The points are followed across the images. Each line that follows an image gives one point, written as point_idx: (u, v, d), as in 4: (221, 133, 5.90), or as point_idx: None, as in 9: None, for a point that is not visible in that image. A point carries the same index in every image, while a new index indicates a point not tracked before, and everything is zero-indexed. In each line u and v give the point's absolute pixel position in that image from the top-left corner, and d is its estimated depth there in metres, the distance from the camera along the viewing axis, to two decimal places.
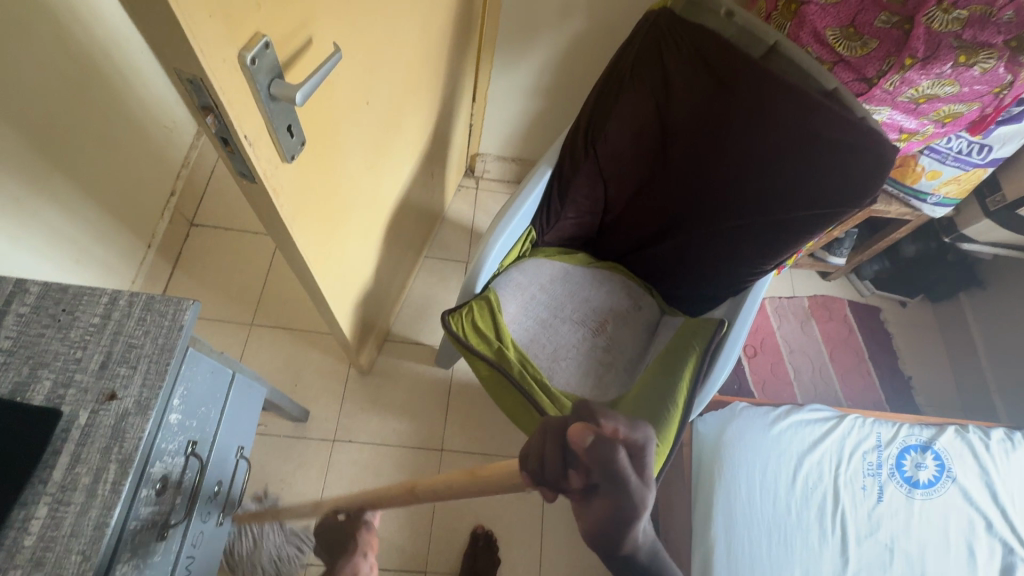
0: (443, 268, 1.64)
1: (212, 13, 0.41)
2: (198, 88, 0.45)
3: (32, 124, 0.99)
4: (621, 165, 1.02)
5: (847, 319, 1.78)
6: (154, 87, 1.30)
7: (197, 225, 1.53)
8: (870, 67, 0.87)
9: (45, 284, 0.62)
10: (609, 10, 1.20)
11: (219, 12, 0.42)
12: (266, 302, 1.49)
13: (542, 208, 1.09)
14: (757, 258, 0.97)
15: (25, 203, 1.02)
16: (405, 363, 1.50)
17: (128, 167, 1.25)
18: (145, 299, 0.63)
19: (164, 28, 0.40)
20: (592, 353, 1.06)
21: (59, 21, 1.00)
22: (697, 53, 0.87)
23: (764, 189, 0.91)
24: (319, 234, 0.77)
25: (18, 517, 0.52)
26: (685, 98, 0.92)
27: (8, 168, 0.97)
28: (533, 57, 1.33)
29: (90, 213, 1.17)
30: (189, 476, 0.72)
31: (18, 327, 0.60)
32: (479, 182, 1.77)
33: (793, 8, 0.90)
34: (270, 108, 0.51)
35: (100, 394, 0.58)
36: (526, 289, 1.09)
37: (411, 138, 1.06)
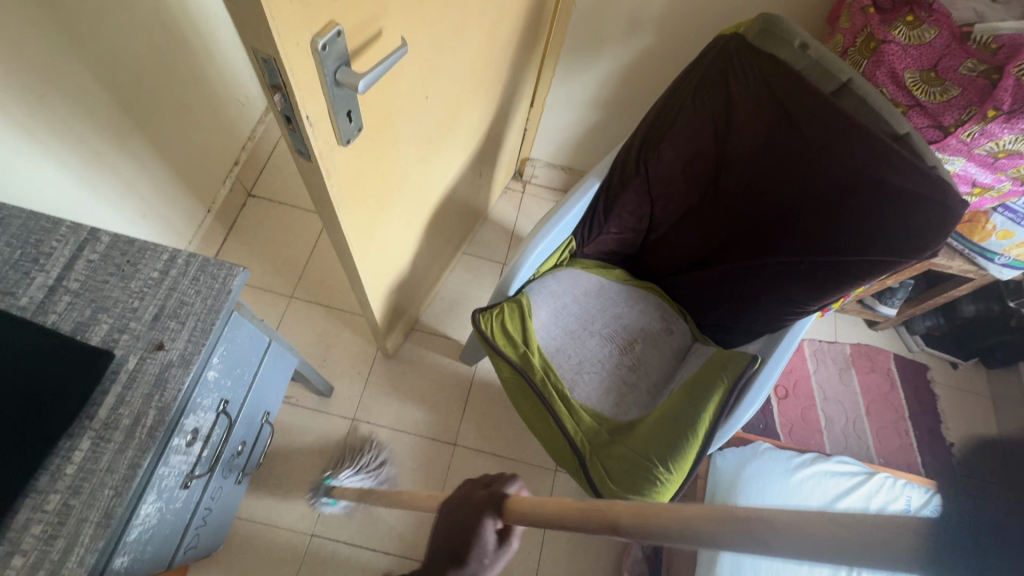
0: (479, 266, 1.66)
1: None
2: (270, 67, 0.48)
3: (120, 85, 1.06)
4: (672, 185, 1.00)
5: (890, 373, 1.70)
6: (233, 62, 1.37)
7: (254, 196, 1.61)
8: (948, 114, 0.84)
9: (115, 235, 0.67)
10: (677, 30, 1.19)
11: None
12: (307, 277, 1.54)
13: (585, 219, 1.09)
14: (801, 299, 0.94)
15: (105, 157, 1.09)
16: (431, 354, 1.52)
17: (200, 134, 1.33)
18: (200, 260, 0.67)
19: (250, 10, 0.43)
20: (617, 370, 1.05)
21: None
22: (764, 82, 0.86)
23: (818, 229, 0.88)
24: (365, 218, 0.79)
25: (64, 446, 0.57)
26: (745, 126, 0.90)
27: (95, 122, 1.04)
28: (595, 69, 1.33)
29: (160, 173, 1.24)
30: (218, 432, 0.75)
31: (86, 273, 0.64)
32: (526, 186, 1.78)
33: (872, 45, 0.87)
34: (333, 93, 0.53)
35: (150, 343, 0.62)
36: (560, 297, 1.09)
37: (465, 135, 1.08)
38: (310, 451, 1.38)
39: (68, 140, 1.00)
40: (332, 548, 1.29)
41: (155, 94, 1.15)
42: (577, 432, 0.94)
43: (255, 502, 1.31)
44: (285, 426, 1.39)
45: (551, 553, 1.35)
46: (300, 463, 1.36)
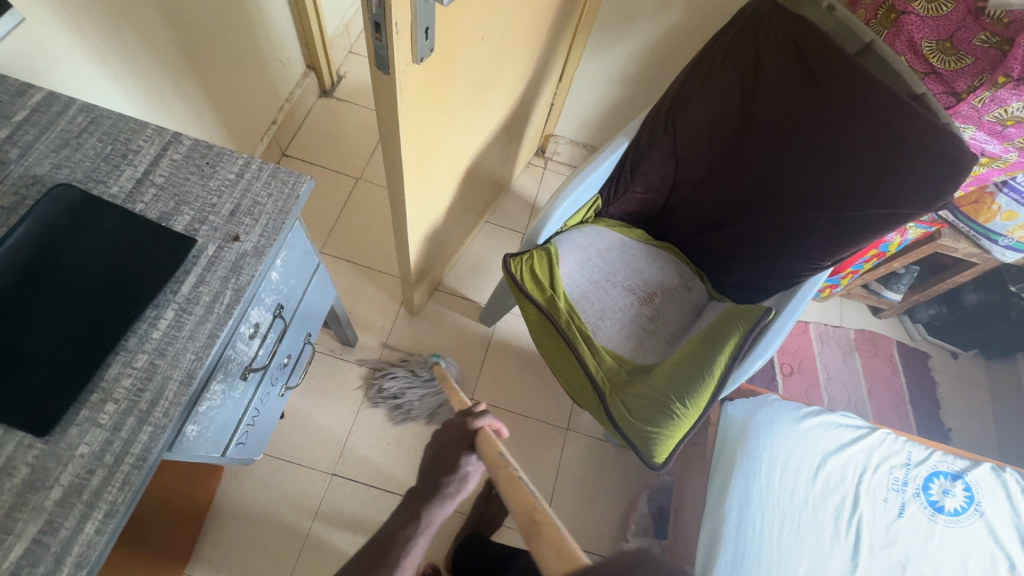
0: (500, 234, 1.72)
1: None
2: None
3: (184, 30, 1.13)
4: (697, 145, 1.07)
5: (892, 359, 1.75)
6: (279, 23, 1.45)
7: (288, 155, 1.68)
8: (961, 81, 0.91)
9: (196, 140, 0.73)
10: (708, 7, 1.25)
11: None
12: (337, 234, 1.61)
13: (613, 177, 1.15)
14: (815, 254, 1.00)
15: (163, 95, 1.16)
16: (451, 313, 1.58)
17: (244, 89, 1.39)
18: (271, 168, 0.73)
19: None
20: (637, 319, 1.11)
21: None
22: (793, 43, 0.92)
23: (836, 186, 0.94)
24: (418, 147, 0.85)
25: (150, 314, 0.63)
26: (773, 86, 0.96)
27: (158, 62, 1.11)
28: (624, 44, 1.40)
29: (208, 120, 1.31)
30: (273, 336, 0.81)
31: (170, 170, 0.70)
32: (548, 162, 1.85)
33: (893, 16, 0.93)
34: (420, 6, 0.60)
35: (226, 235, 0.68)
36: (585, 249, 1.15)
37: (504, 92, 1.15)
38: (333, 397, 1.43)
39: (132, 75, 1.06)
40: (351, 488, 1.35)
41: (210, 44, 1.22)
42: (598, 370, 1.00)
43: (279, 441, 1.37)
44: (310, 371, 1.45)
45: (559, 506, 1.40)
46: (321, 408, 1.42)
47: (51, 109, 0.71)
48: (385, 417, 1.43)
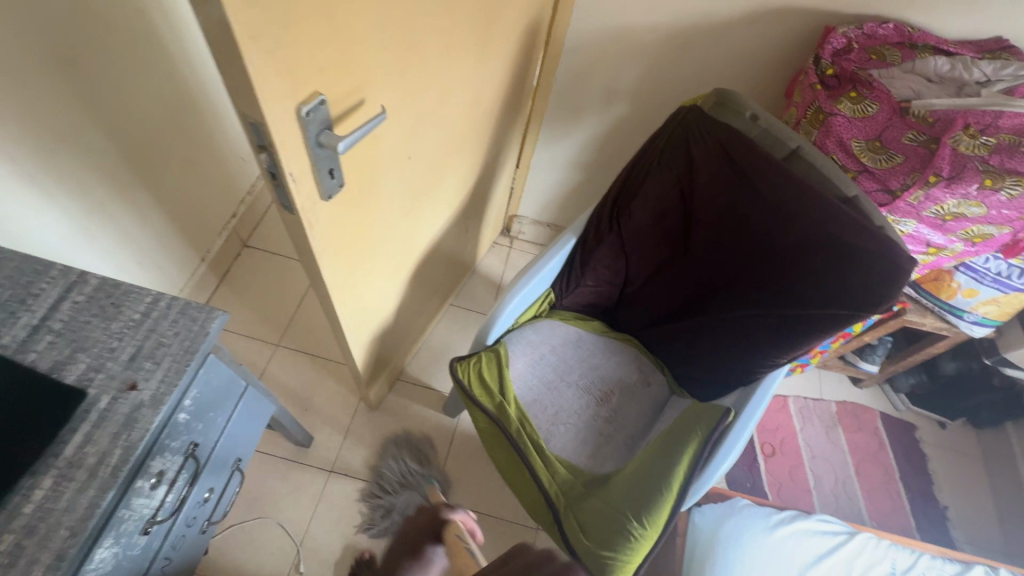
0: (465, 317, 1.68)
1: (279, 74, 0.50)
2: (258, 131, 0.55)
3: (131, 145, 1.14)
4: (643, 241, 1.05)
5: (878, 432, 1.68)
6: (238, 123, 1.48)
7: (249, 246, 1.66)
8: (894, 179, 0.89)
9: (103, 278, 0.70)
10: (652, 102, 1.28)
11: (285, 70, 0.51)
12: (296, 326, 1.57)
13: (563, 272, 1.14)
14: (770, 351, 0.97)
15: (107, 206, 1.14)
16: (414, 405, 1.52)
17: (199, 190, 1.39)
18: (182, 303, 0.70)
19: (235, 71, 0.48)
20: (594, 422, 1.05)
21: (173, 66, 1.19)
22: (721, 147, 0.90)
23: (783, 285, 0.92)
24: (345, 265, 0.83)
25: (24, 484, 0.57)
26: (708, 187, 0.94)
27: (99, 176, 1.10)
28: (575, 136, 1.42)
29: (160, 223, 1.29)
30: (185, 477, 0.75)
31: (71, 313, 0.67)
32: (513, 242, 1.84)
33: (821, 117, 0.94)
34: (316, 153, 0.60)
35: (123, 383, 0.64)
36: (538, 347, 1.10)
37: (450, 190, 1.14)
38: (284, 503, 1.35)
39: (71, 191, 1.06)
40: None
41: (161, 152, 1.22)
42: (551, 486, 0.93)
43: (224, 558, 1.27)
44: (261, 476, 1.37)
45: None
46: (270, 518, 1.32)
47: None
48: (341, 526, 1.34)
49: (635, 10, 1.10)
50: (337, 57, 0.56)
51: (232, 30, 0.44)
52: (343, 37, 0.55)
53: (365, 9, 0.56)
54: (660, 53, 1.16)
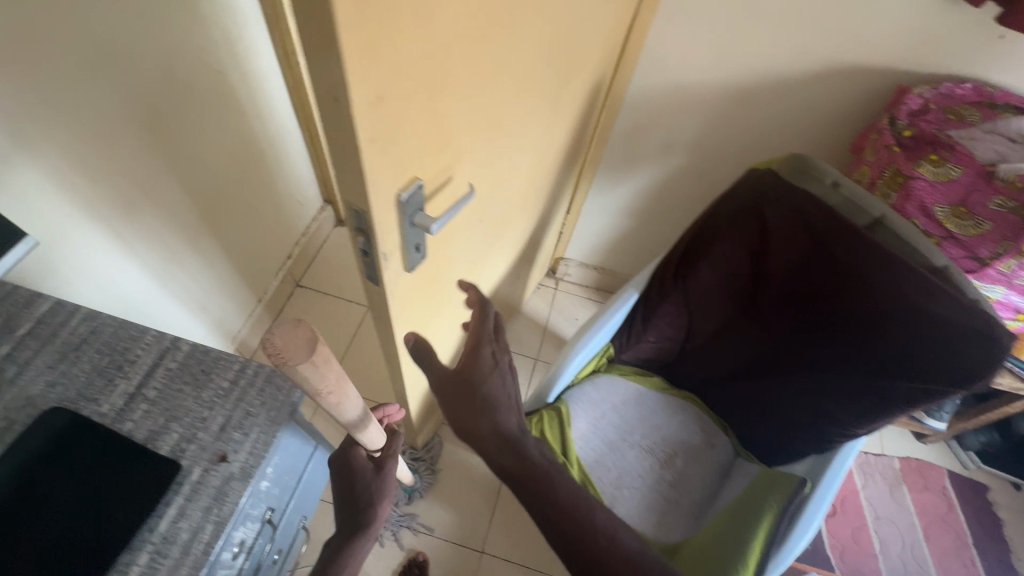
0: (511, 361, 1.67)
1: (388, 165, 0.49)
2: (358, 217, 0.53)
3: (204, 196, 1.17)
4: (709, 301, 1.03)
5: (946, 492, 1.59)
6: (296, 169, 1.52)
7: (301, 286, 1.70)
8: (983, 246, 0.87)
9: (194, 344, 0.72)
10: (711, 153, 1.27)
11: (395, 163, 0.50)
12: (345, 367, 1.58)
13: (624, 326, 1.12)
14: (848, 420, 0.93)
15: (180, 256, 1.16)
16: (461, 451, 1.50)
17: (259, 235, 1.43)
18: (267, 371, 0.71)
19: (349, 166, 0.47)
20: (659, 486, 1.02)
21: (244, 119, 1.23)
22: (800, 212, 0.87)
23: (862, 353, 0.89)
24: (414, 327, 0.83)
25: (122, 561, 0.57)
26: (782, 253, 0.92)
27: (175, 228, 1.12)
28: (629, 184, 1.41)
29: (224, 270, 1.32)
30: (261, 542, 0.75)
31: (165, 381, 0.69)
32: (559, 283, 1.83)
33: (900, 180, 0.92)
34: (408, 232, 0.59)
35: (214, 454, 0.65)
36: (598, 405, 1.09)
37: (509, 243, 1.14)
38: None
39: (150, 243, 1.07)
40: None
41: (229, 202, 1.26)
42: None
43: None
44: None
45: None
46: None
47: (56, 320, 0.71)
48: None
49: (701, 65, 1.10)
50: (436, 141, 0.55)
51: (354, 134, 0.42)
52: (445, 124, 0.54)
53: (466, 94, 0.55)
54: (723, 106, 1.15)
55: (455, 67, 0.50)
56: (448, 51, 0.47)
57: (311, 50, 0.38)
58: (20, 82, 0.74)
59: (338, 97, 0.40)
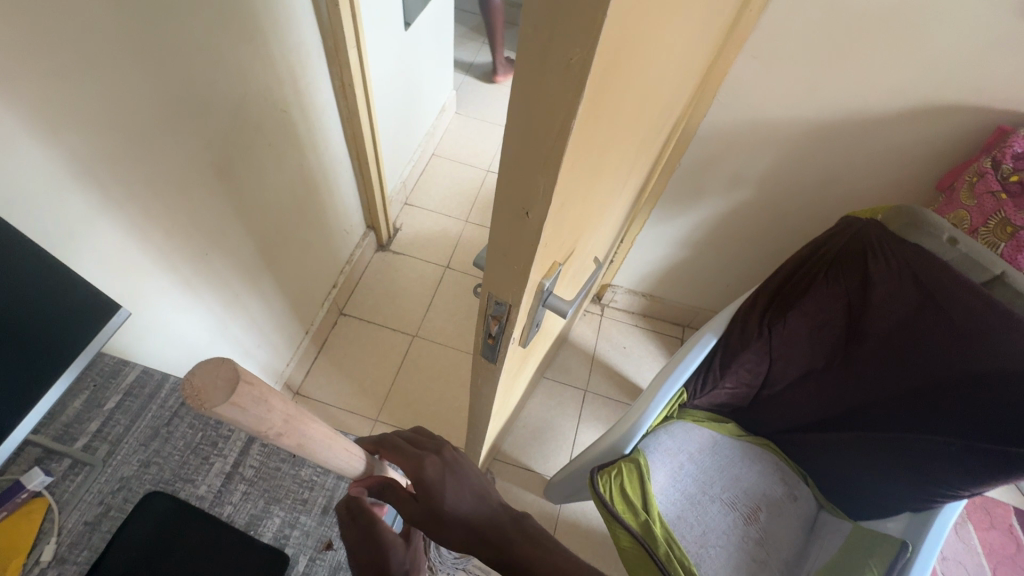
0: (560, 392, 1.63)
1: (545, 258, 0.45)
2: (499, 309, 0.49)
3: (264, 235, 1.13)
4: (796, 347, 0.99)
5: (1014, 531, 1.53)
6: (345, 197, 1.49)
7: (345, 314, 1.67)
8: None
9: None
10: (782, 188, 1.22)
11: (546, 256, 0.46)
12: (393, 400, 1.54)
13: (699, 371, 1.08)
14: (953, 483, 0.84)
15: (239, 297, 1.13)
16: (514, 488, 1.46)
17: (310, 266, 1.39)
18: None
19: (508, 265, 0.42)
20: (745, 544, 0.97)
21: (303, 154, 1.19)
22: (907, 266, 0.85)
23: (971, 413, 0.81)
24: (504, 390, 0.79)
25: None
26: (885, 304, 0.88)
27: (237, 270, 1.08)
28: (690, 215, 1.37)
29: (277, 305, 1.29)
30: None
31: (260, 458, 0.70)
32: (604, 310, 1.79)
33: (1009, 229, 0.88)
34: (538, 314, 0.55)
35: (319, 540, 0.66)
36: (676, 455, 1.05)
37: None
38: None
39: (215, 287, 1.04)
40: None
41: (285, 237, 1.22)
42: None
43: None
44: None
45: None
46: None
47: (145, 390, 0.69)
48: None
49: (780, 102, 1.06)
50: (577, 223, 0.51)
51: (534, 238, 0.38)
52: (588, 203, 0.50)
53: (608, 170, 0.51)
54: (798, 142, 1.11)
55: (611, 150, 0.46)
56: (613, 136, 0.43)
57: (509, 161, 0.34)
58: (106, 138, 0.71)
59: (529, 210, 0.36)
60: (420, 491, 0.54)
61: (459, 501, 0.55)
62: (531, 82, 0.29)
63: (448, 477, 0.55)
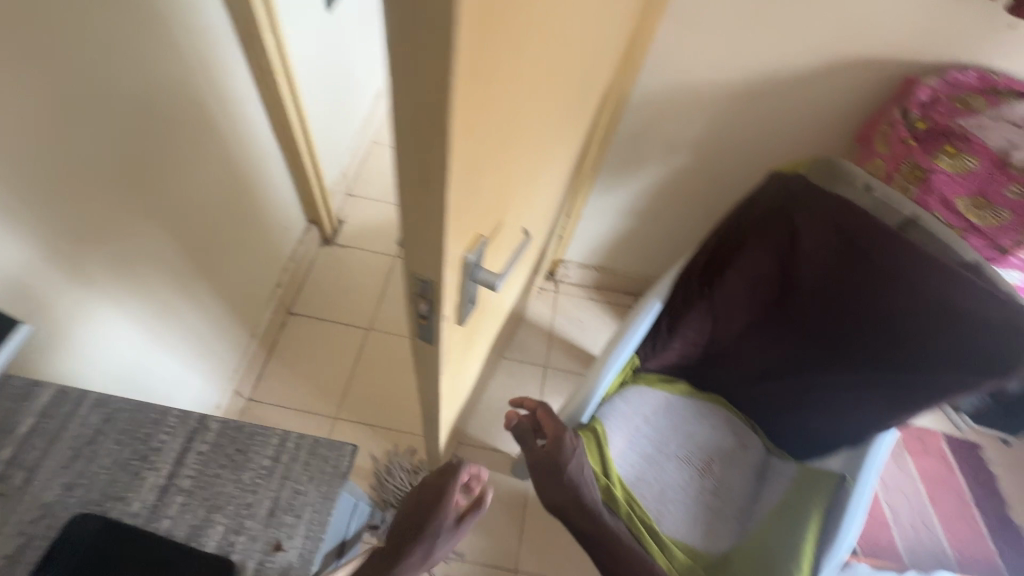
0: (521, 370, 1.64)
1: (463, 230, 0.44)
2: (425, 287, 0.48)
3: (192, 238, 1.08)
4: (736, 304, 1.02)
5: (945, 456, 1.66)
6: (280, 192, 1.42)
7: (294, 313, 1.62)
8: (1005, 237, 0.90)
9: (223, 421, 0.66)
10: (715, 151, 1.25)
11: (464, 229, 0.45)
12: (351, 396, 1.51)
13: (649, 336, 1.10)
14: (884, 412, 0.92)
15: (171, 305, 1.07)
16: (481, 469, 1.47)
17: (249, 266, 1.33)
18: (310, 442, 0.66)
19: (423, 240, 0.41)
20: (701, 496, 1.03)
21: (227, 148, 1.13)
22: (831, 215, 0.88)
23: (895, 346, 0.89)
24: (452, 371, 0.78)
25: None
26: (814, 254, 0.92)
27: (165, 277, 1.03)
28: (632, 184, 1.38)
29: (216, 310, 1.23)
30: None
31: (198, 467, 0.63)
32: (559, 285, 1.80)
33: (918, 174, 0.93)
34: (468, 289, 0.54)
35: (269, 543, 0.60)
36: (631, 419, 1.08)
37: (527, 260, 1.10)
38: None
39: (142, 296, 0.98)
40: None
41: (216, 238, 1.16)
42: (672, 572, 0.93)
43: None
44: None
45: None
46: None
47: (62, 410, 0.63)
48: None
49: (707, 65, 1.07)
50: (497, 193, 0.50)
51: (442, 209, 0.37)
52: (506, 172, 0.49)
53: (525, 136, 0.50)
54: (727, 105, 1.14)
55: (522, 115, 0.45)
56: (521, 99, 0.42)
57: (404, 131, 0.33)
58: None
59: (433, 180, 0.35)
60: (554, 451, 0.87)
61: (576, 472, 0.88)
62: (409, 45, 0.28)
63: (574, 454, 0.88)
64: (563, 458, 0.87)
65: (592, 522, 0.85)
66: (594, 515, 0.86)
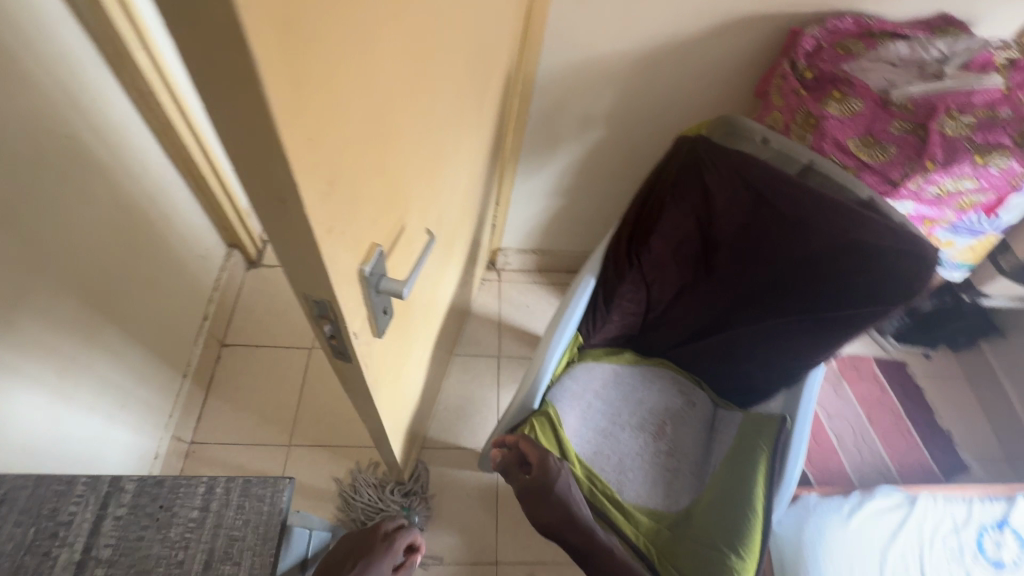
0: (475, 364, 1.63)
1: (347, 242, 0.42)
2: (322, 306, 0.45)
3: (90, 284, 0.99)
4: (665, 269, 1.04)
5: (878, 377, 1.78)
6: (188, 219, 1.33)
7: (228, 344, 1.53)
8: (894, 170, 0.95)
9: (139, 479, 0.61)
10: (628, 121, 1.26)
11: (350, 241, 0.42)
12: (302, 420, 1.46)
13: (588, 313, 1.11)
14: (811, 351, 0.98)
15: (77, 359, 0.99)
16: (448, 470, 1.45)
17: (166, 303, 1.25)
18: (241, 482, 0.62)
19: (301, 258, 0.39)
20: (657, 459, 1.07)
21: (114, 182, 1.04)
22: (737, 172, 0.91)
23: (811, 288, 0.94)
24: (388, 382, 0.76)
25: None
26: (728, 211, 0.95)
27: (63, 331, 0.94)
28: (554, 164, 1.38)
29: (134, 355, 1.15)
30: None
31: (118, 533, 0.58)
32: (502, 274, 1.79)
33: (812, 122, 0.98)
34: (375, 300, 0.52)
35: None
36: (582, 397, 1.10)
37: (457, 255, 1.08)
38: None
39: (37, 356, 0.90)
40: None
41: (119, 280, 1.08)
42: (639, 538, 0.95)
43: None
44: None
45: None
46: None
47: None
48: None
49: (604, 38, 1.08)
50: (386, 197, 0.48)
51: (307, 225, 0.35)
52: (391, 174, 0.47)
53: (407, 133, 0.48)
54: (631, 75, 1.15)
55: (393, 112, 0.43)
56: (386, 96, 0.40)
57: (240, 150, 0.30)
58: None
59: (287, 198, 0.33)
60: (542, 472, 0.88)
61: (565, 491, 0.88)
62: (212, 58, 0.25)
63: (562, 474, 0.89)
64: (551, 478, 0.88)
65: (585, 537, 0.85)
66: (587, 530, 0.85)
